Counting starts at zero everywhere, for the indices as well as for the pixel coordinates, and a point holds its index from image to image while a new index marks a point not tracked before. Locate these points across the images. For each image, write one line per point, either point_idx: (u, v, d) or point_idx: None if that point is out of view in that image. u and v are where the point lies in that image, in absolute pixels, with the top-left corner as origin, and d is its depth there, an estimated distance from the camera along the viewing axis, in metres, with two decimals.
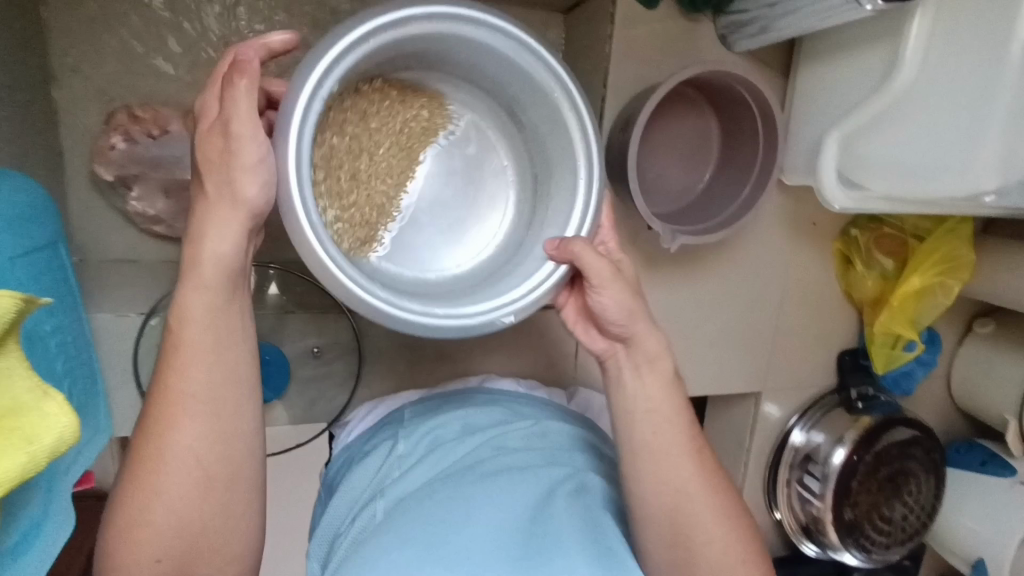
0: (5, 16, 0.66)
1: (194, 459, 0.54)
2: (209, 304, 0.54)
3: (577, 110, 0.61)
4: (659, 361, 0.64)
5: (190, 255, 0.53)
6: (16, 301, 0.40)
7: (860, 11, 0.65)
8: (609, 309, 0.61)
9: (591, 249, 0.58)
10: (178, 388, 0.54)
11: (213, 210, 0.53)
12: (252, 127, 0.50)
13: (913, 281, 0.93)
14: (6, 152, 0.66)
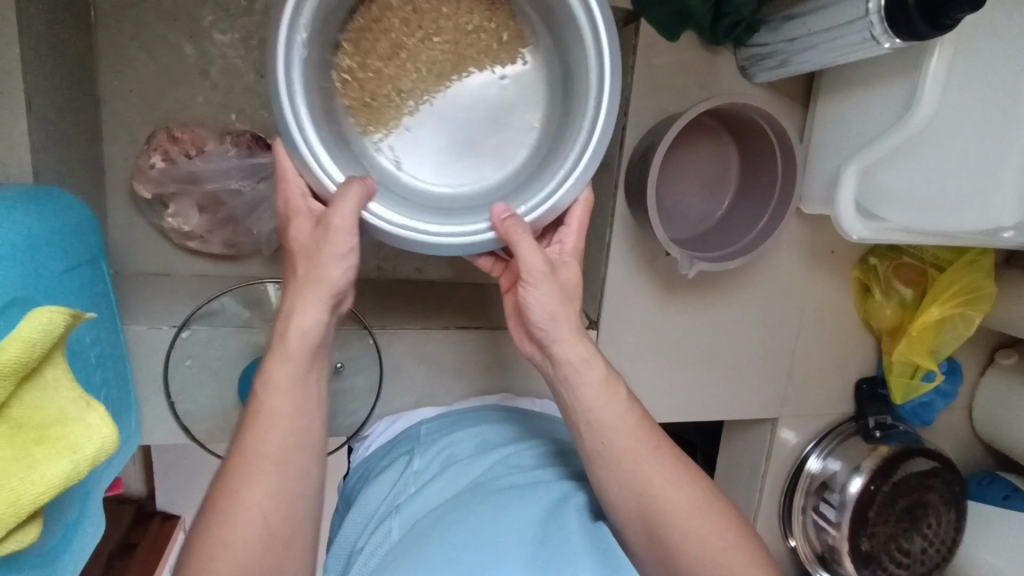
0: (59, 43, 0.71)
1: (266, 513, 0.55)
2: (290, 373, 0.56)
3: (602, 65, 0.59)
4: (589, 369, 0.62)
5: (281, 331, 0.57)
6: (65, 316, 0.42)
7: (878, 49, 0.68)
8: (533, 304, 0.61)
9: (528, 241, 0.58)
10: (256, 448, 0.56)
11: (303, 289, 0.56)
12: (349, 225, 0.55)
13: (933, 311, 0.92)
14: (52, 170, 0.69)
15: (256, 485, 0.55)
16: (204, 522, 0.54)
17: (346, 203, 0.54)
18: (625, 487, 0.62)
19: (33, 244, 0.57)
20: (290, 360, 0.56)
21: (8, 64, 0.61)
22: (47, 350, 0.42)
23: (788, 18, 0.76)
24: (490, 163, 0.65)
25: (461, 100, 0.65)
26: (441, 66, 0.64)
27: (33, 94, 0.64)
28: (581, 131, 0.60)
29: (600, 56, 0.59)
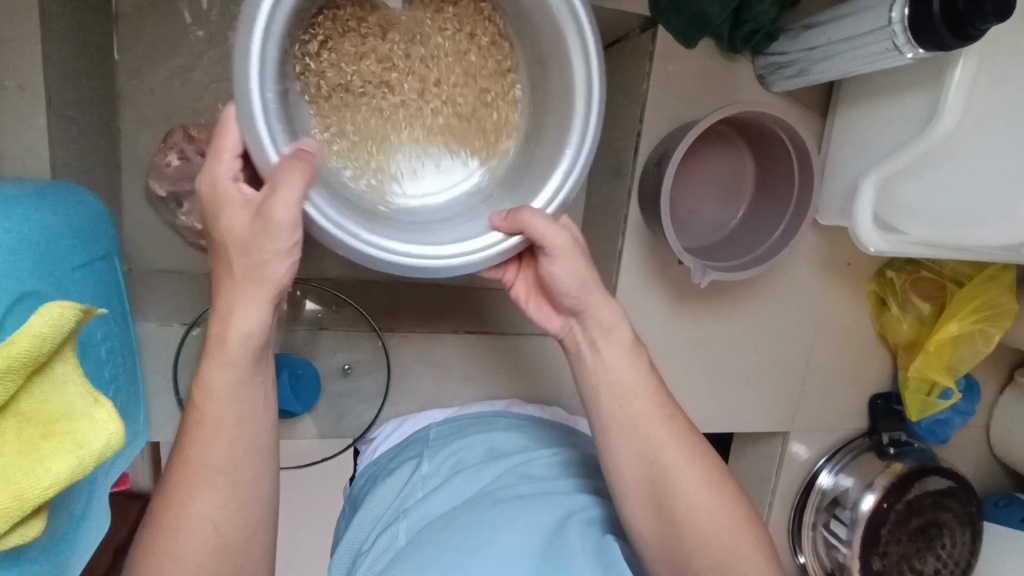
0: (80, 41, 0.72)
1: (213, 526, 0.54)
2: (231, 381, 0.54)
3: (591, 87, 0.57)
4: (617, 332, 0.61)
5: (214, 333, 0.53)
6: (75, 311, 0.42)
7: (901, 58, 0.66)
8: (561, 280, 0.59)
9: (541, 221, 0.55)
10: (200, 457, 0.54)
11: (236, 288, 0.52)
12: (288, 218, 0.49)
13: (950, 328, 0.90)
14: (70, 165, 0.70)
15: (200, 497, 0.54)
16: (152, 529, 0.54)
17: (284, 193, 0.48)
18: (638, 458, 0.60)
19: (47, 238, 0.58)
20: (221, 365, 0.53)
21: (28, 59, 0.62)
22: (57, 344, 0.42)
23: (808, 27, 0.75)
24: (454, 168, 0.65)
25: (437, 111, 0.65)
26: (421, 77, 0.64)
27: (52, 89, 0.65)
28: (568, 150, 0.58)
29: (591, 78, 0.57)
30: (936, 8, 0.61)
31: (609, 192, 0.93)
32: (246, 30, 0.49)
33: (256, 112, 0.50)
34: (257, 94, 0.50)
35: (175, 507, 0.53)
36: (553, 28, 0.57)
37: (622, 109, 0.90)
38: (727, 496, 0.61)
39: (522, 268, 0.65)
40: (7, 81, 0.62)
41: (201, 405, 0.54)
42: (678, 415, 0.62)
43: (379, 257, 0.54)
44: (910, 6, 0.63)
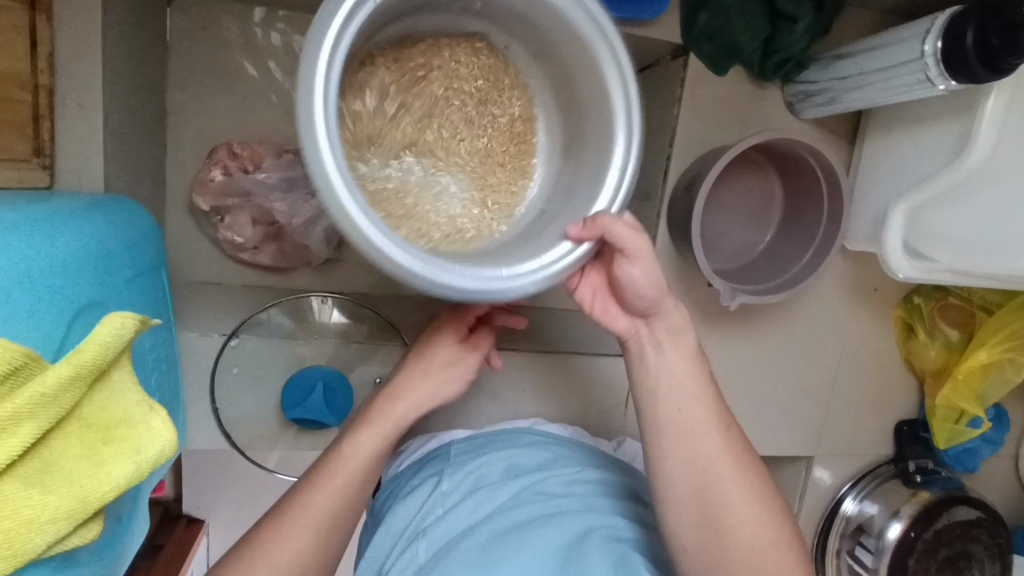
0: (136, 61, 0.75)
1: (296, 559, 0.62)
2: (375, 447, 0.66)
3: (626, 91, 0.55)
4: (683, 335, 0.62)
5: (383, 406, 0.68)
6: (135, 322, 0.44)
7: (933, 90, 0.67)
8: (638, 281, 0.58)
9: (622, 226, 0.54)
10: (310, 501, 0.63)
11: (415, 382, 0.69)
12: (476, 360, 0.72)
13: (980, 354, 0.90)
14: (120, 179, 0.72)
15: (294, 537, 0.62)
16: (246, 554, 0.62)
17: (484, 341, 0.73)
18: (690, 465, 0.60)
19: (103, 249, 0.60)
20: (374, 429, 0.66)
21: (90, 80, 0.65)
22: (116, 354, 0.44)
23: (839, 56, 0.77)
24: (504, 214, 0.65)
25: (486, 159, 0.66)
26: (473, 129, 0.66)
27: (109, 107, 0.68)
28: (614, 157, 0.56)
29: (626, 95, 0.55)
30: (969, 42, 0.62)
31: (637, 213, 0.95)
32: (303, 74, 0.43)
33: (324, 153, 0.43)
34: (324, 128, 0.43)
35: (269, 543, 0.61)
36: (586, 55, 0.56)
37: (653, 133, 0.91)
38: (769, 514, 0.61)
39: (589, 272, 0.62)
40: (68, 99, 0.65)
41: (338, 458, 0.65)
42: (734, 431, 0.63)
43: (464, 288, 0.49)
44: (944, 40, 0.64)
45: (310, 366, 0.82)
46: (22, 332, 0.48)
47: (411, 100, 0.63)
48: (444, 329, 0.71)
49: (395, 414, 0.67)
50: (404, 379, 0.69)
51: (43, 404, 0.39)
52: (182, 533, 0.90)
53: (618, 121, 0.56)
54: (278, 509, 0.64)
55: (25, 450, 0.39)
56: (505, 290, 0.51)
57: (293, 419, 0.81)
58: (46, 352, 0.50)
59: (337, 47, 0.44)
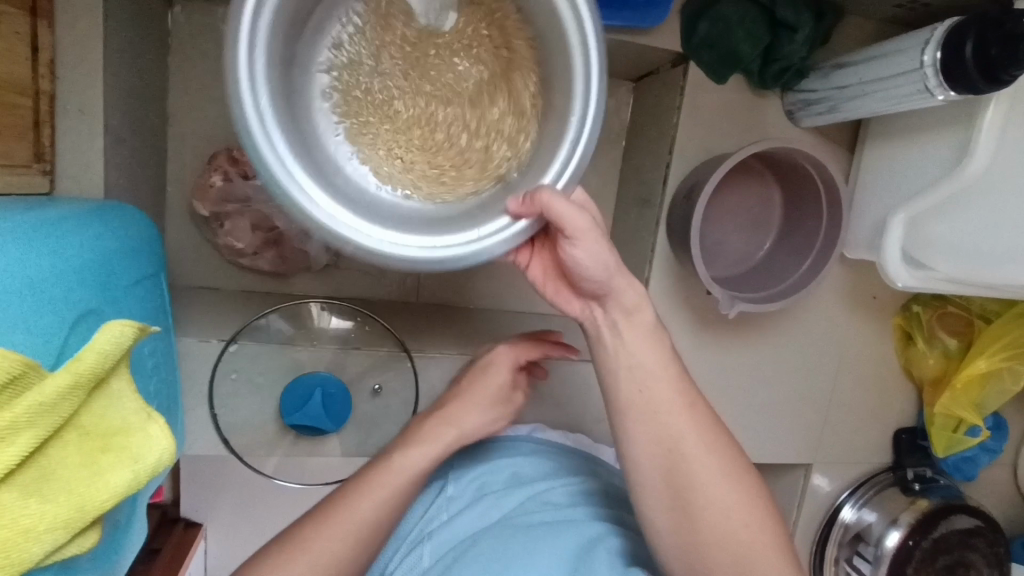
0: (137, 67, 0.75)
1: (323, 566, 0.61)
2: (420, 465, 0.68)
3: (586, 57, 0.52)
4: (640, 314, 0.60)
5: (433, 428, 0.70)
6: (135, 330, 0.45)
7: (931, 100, 0.68)
8: (584, 263, 0.56)
9: (561, 202, 0.51)
10: (351, 509, 0.64)
11: (463, 404, 0.72)
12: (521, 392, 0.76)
13: (979, 363, 0.89)
14: (120, 184, 0.73)
15: (325, 543, 0.62)
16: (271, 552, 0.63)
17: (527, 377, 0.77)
18: (655, 446, 0.60)
19: (102, 255, 0.60)
20: (422, 448, 0.69)
21: (92, 86, 0.65)
22: (115, 362, 0.44)
23: (838, 66, 0.77)
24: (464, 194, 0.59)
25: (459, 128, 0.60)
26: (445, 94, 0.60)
27: (110, 113, 0.68)
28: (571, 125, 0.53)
29: (586, 48, 0.52)
30: (968, 54, 0.62)
31: (637, 220, 0.95)
32: (232, 30, 0.47)
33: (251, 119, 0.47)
34: (250, 99, 0.47)
35: (297, 543, 0.62)
36: (552, 18, 0.53)
37: (652, 140, 0.92)
38: (767, 526, 0.61)
39: (538, 250, 0.63)
40: (69, 105, 0.65)
41: (384, 470, 0.67)
42: (724, 439, 0.62)
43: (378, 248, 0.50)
44: (942, 51, 0.65)
45: (308, 372, 0.82)
46: (22, 339, 0.48)
47: (382, 66, 0.60)
48: (497, 362, 0.74)
49: (445, 434, 0.70)
50: (457, 403, 0.72)
51: (43, 413, 0.39)
52: (179, 536, 0.85)
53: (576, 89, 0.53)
54: (313, 514, 0.65)
55: (24, 459, 0.39)
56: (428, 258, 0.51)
57: (292, 425, 0.80)
58: (46, 360, 0.50)
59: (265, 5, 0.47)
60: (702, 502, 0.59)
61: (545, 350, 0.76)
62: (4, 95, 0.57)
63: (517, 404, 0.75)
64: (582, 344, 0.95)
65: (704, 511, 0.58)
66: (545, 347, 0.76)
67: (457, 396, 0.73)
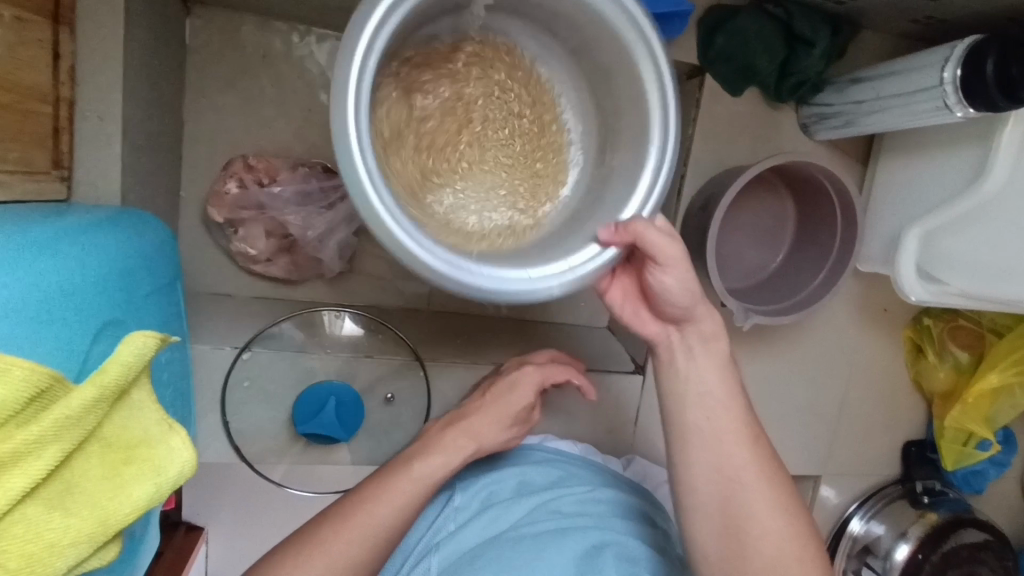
0: (155, 74, 0.75)
1: (342, 568, 0.62)
2: (434, 476, 0.68)
3: (664, 97, 0.56)
4: (716, 343, 0.61)
5: (450, 436, 0.71)
6: (157, 340, 0.44)
7: (950, 117, 0.68)
8: (672, 290, 0.58)
9: (653, 232, 0.55)
10: (365, 521, 0.63)
11: (483, 413, 0.72)
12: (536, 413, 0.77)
13: (990, 378, 0.89)
14: (135, 190, 0.72)
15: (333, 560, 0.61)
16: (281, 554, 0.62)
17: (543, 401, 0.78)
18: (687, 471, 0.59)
19: (119, 263, 0.60)
20: (442, 456, 0.69)
21: (112, 93, 0.65)
22: (137, 373, 0.44)
23: (855, 80, 0.77)
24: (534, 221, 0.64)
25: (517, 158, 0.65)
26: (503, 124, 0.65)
27: (128, 120, 0.68)
28: (648, 167, 0.57)
29: (661, 82, 0.56)
30: (989, 72, 0.62)
31: None
32: (339, 76, 0.47)
33: (363, 180, 0.48)
34: (361, 162, 0.48)
35: (314, 543, 0.62)
36: (620, 50, 0.57)
37: None
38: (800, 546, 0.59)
39: (620, 277, 0.64)
40: (88, 112, 0.65)
41: (401, 477, 0.66)
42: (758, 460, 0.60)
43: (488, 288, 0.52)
44: (962, 68, 0.65)
45: (320, 381, 0.82)
46: (48, 350, 0.48)
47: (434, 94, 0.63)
48: (523, 383, 0.75)
49: (467, 445, 0.70)
50: (479, 415, 0.72)
51: (67, 426, 0.39)
52: (180, 540, 0.82)
53: (653, 125, 0.57)
54: (329, 516, 0.64)
55: (47, 474, 0.39)
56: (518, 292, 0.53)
57: (304, 433, 0.80)
58: (69, 371, 0.50)
59: (371, 51, 0.48)
60: (725, 520, 0.58)
61: (570, 378, 0.77)
62: (26, 102, 0.57)
63: (532, 423, 0.76)
64: (594, 354, 0.95)
65: (727, 528, 0.58)
66: (567, 372, 0.77)
67: (479, 407, 0.73)
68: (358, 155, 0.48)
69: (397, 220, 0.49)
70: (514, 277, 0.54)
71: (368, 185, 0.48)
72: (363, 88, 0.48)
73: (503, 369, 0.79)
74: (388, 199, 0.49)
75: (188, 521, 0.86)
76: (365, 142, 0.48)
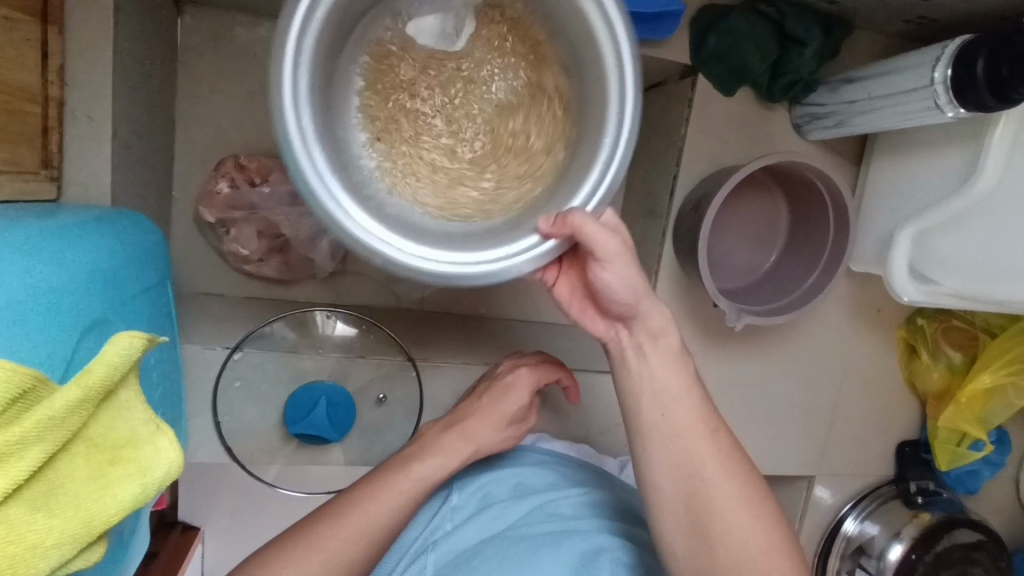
0: (146, 73, 0.75)
1: (332, 569, 0.61)
2: (430, 478, 0.67)
3: (622, 85, 0.53)
4: (665, 339, 0.60)
5: (446, 438, 0.70)
6: (143, 341, 0.44)
7: (941, 117, 0.68)
8: (613, 286, 0.56)
9: (591, 224, 0.52)
10: (359, 522, 0.63)
11: (484, 413, 0.72)
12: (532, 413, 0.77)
13: (983, 378, 0.89)
14: (126, 190, 0.72)
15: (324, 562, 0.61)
16: (268, 554, 0.62)
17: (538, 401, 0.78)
18: (678, 471, 0.59)
19: (107, 264, 0.59)
20: (439, 456, 0.69)
21: (101, 92, 0.65)
22: (124, 373, 0.44)
23: (847, 80, 0.77)
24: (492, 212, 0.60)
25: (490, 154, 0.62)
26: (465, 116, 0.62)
27: (118, 119, 0.68)
28: (598, 162, 0.54)
29: (625, 73, 0.53)
30: (980, 72, 0.62)
31: (643, 231, 0.95)
32: (283, 23, 0.47)
33: (297, 148, 0.48)
34: (296, 132, 0.48)
35: (307, 538, 0.62)
36: (586, 32, 0.54)
37: (660, 151, 0.92)
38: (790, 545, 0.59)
39: (565, 271, 0.63)
40: (78, 112, 0.65)
41: (399, 478, 0.66)
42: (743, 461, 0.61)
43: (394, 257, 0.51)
44: (953, 68, 0.65)
45: (313, 381, 0.82)
46: (32, 353, 0.47)
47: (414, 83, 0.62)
48: (518, 384, 0.75)
49: (464, 447, 0.70)
50: (477, 418, 0.72)
51: (51, 427, 0.39)
52: (177, 539, 0.83)
53: (611, 111, 0.54)
54: (324, 515, 0.64)
55: (30, 475, 0.39)
56: (459, 274, 0.52)
57: (296, 434, 0.80)
58: (53, 374, 0.49)
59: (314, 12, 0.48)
60: (714, 522, 0.58)
61: (561, 377, 0.79)
62: (14, 102, 0.57)
63: (528, 425, 0.76)
64: (588, 354, 0.95)
65: (717, 527, 0.58)
66: (558, 371, 0.78)
67: (477, 410, 0.73)
68: (289, 99, 0.48)
69: (314, 169, 0.49)
70: (429, 252, 0.52)
71: (291, 130, 0.48)
72: (302, 61, 0.48)
73: (498, 371, 0.79)
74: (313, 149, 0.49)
75: (185, 520, 0.86)
76: (299, 90, 0.48)
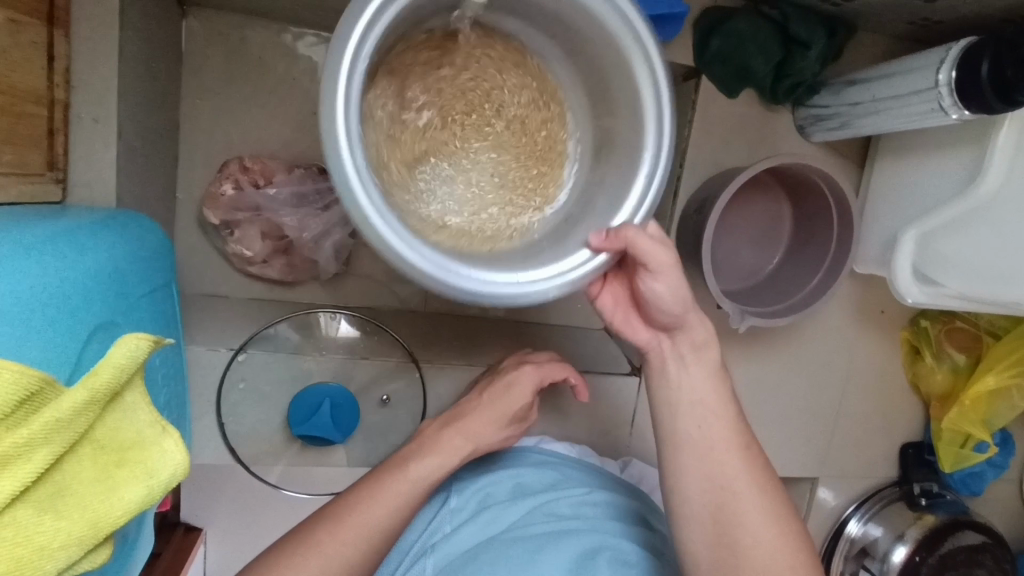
0: (150, 75, 0.75)
1: (335, 571, 0.61)
2: (431, 480, 0.67)
3: (660, 108, 0.55)
4: (708, 351, 0.61)
5: (446, 439, 0.70)
6: (149, 342, 0.44)
7: (945, 118, 0.67)
8: (664, 297, 0.58)
9: (644, 238, 0.54)
10: (361, 523, 0.63)
11: (480, 412, 0.72)
12: (532, 414, 0.77)
13: (987, 380, 0.88)
14: (131, 192, 0.72)
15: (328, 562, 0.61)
16: (273, 556, 0.62)
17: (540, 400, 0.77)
18: (686, 472, 0.59)
19: (112, 266, 0.59)
20: (440, 458, 0.69)
21: (107, 95, 0.65)
22: (129, 375, 0.44)
23: (851, 82, 0.78)
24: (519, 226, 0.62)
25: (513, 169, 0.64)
26: (491, 120, 0.63)
27: (123, 121, 0.68)
28: (640, 178, 0.56)
29: (660, 103, 0.55)
30: (984, 74, 0.62)
31: None
32: (336, 45, 0.46)
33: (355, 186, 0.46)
34: (350, 169, 0.46)
35: (308, 543, 0.62)
36: (619, 59, 0.56)
37: None
38: (793, 548, 0.59)
39: (609, 283, 0.63)
40: (83, 114, 0.65)
41: (396, 478, 0.66)
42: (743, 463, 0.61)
43: (454, 285, 0.51)
44: (957, 70, 0.65)
45: (317, 382, 0.82)
46: (39, 354, 0.47)
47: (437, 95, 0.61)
48: (521, 382, 0.74)
49: (462, 447, 0.70)
50: (476, 415, 0.72)
51: (58, 429, 0.39)
52: (179, 540, 0.83)
53: (648, 132, 0.56)
54: (324, 516, 0.64)
55: (36, 477, 0.39)
56: (513, 296, 0.53)
57: (299, 435, 0.80)
58: (61, 375, 0.49)
59: (367, 34, 0.47)
60: (718, 524, 0.58)
61: (569, 376, 0.77)
62: (21, 104, 0.57)
63: (528, 422, 0.76)
64: (591, 356, 0.95)
65: (722, 530, 0.58)
66: (566, 371, 0.77)
67: (476, 408, 0.73)
68: (342, 124, 0.46)
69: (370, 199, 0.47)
70: (485, 278, 0.52)
71: (347, 157, 0.46)
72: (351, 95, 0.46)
73: (502, 367, 0.78)
74: (365, 174, 0.47)
75: (187, 521, 0.86)
76: (352, 117, 0.46)
